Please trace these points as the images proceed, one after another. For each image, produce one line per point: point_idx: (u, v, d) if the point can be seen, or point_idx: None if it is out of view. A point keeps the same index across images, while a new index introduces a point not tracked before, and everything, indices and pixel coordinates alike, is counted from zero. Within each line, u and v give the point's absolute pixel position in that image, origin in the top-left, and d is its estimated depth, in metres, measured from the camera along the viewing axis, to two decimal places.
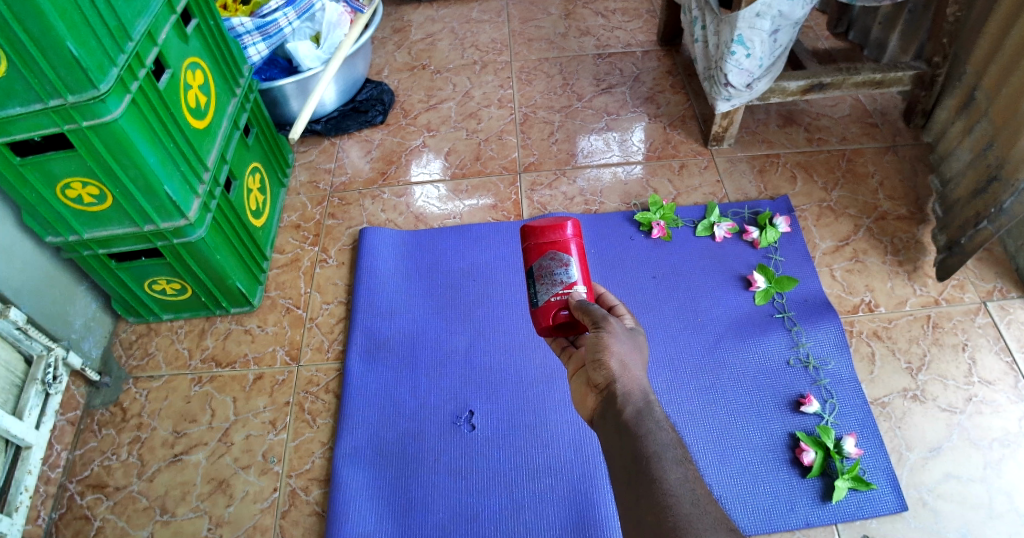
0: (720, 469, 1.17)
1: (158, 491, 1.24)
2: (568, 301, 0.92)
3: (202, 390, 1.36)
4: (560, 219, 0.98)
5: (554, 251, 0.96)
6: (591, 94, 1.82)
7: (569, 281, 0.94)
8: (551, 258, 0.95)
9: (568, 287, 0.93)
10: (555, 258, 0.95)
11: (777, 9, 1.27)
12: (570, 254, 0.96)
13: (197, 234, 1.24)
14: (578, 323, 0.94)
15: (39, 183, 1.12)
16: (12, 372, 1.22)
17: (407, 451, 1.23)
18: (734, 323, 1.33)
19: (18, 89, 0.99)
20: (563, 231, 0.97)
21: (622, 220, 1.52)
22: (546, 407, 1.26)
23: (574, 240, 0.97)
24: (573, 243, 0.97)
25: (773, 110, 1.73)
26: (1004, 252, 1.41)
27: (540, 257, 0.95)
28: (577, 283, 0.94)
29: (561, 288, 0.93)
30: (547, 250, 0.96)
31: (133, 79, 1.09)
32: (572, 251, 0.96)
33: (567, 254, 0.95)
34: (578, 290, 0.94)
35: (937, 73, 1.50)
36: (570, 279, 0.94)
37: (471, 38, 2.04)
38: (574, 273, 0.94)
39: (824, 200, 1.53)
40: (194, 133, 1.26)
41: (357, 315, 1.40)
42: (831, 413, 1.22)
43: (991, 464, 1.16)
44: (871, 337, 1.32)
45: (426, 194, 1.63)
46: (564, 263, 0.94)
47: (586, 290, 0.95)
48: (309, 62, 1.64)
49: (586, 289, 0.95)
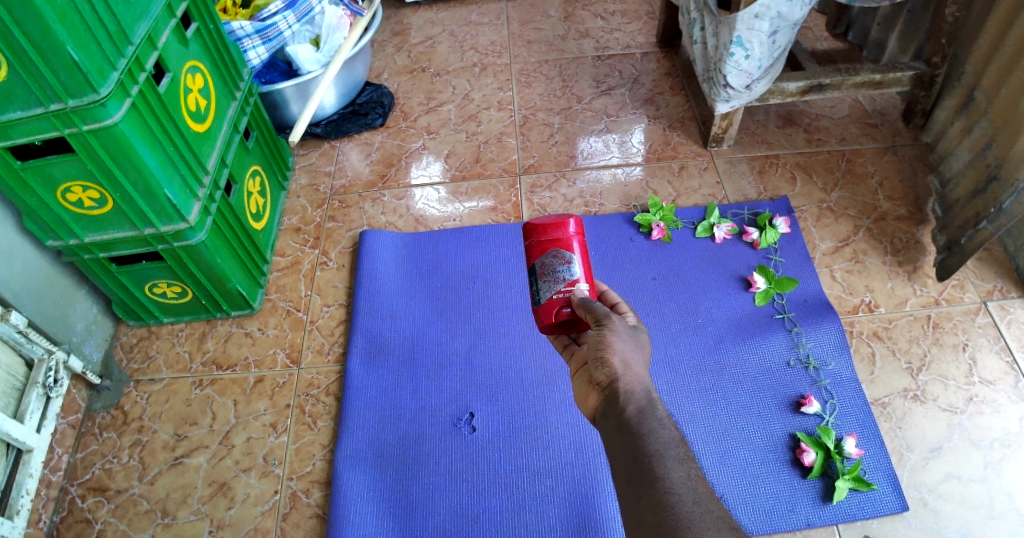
0: (720, 470, 1.17)
1: (159, 494, 1.24)
2: (571, 299, 0.93)
3: (202, 393, 1.36)
4: (562, 217, 0.98)
5: (556, 249, 0.96)
6: (590, 96, 1.82)
7: (570, 278, 0.94)
8: (553, 255, 0.96)
9: (571, 285, 0.94)
10: (558, 255, 0.95)
11: (776, 10, 1.27)
12: (572, 252, 0.96)
13: (198, 237, 1.25)
14: (580, 321, 0.94)
15: (39, 187, 1.12)
16: (12, 376, 1.22)
17: (407, 453, 1.23)
18: (734, 324, 1.34)
19: (18, 93, 1.00)
20: (565, 228, 0.97)
21: (621, 221, 1.52)
22: (546, 408, 1.26)
23: (576, 238, 0.97)
24: (575, 241, 0.97)
25: (772, 111, 1.73)
26: (1004, 252, 1.41)
27: (543, 255, 0.96)
28: (579, 281, 0.94)
29: (564, 285, 0.93)
30: (549, 247, 0.96)
31: (133, 83, 1.10)
32: (574, 248, 0.96)
33: (570, 251, 0.96)
34: (581, 287, 0.94)
35: (937, 74, 1.50)
36: (572, 277, 0.94)
37: (470, 40, 2.04)
38: (576, 270, 0.94)
39: (824, 200, 1.53)
40: (194, 136, 1.26)
41: (357, 317, 1.41)
42: (831, 413, 1.22)
43: (992, 464, 1.16)
44: (871, 337, 1.32)
45: (426, 197, 1.63)
46: (567, 261, 0.95)
47: (588, 287, 0.95)
48: (309, 65, 1.65)
49: (588, 287, 0.95)
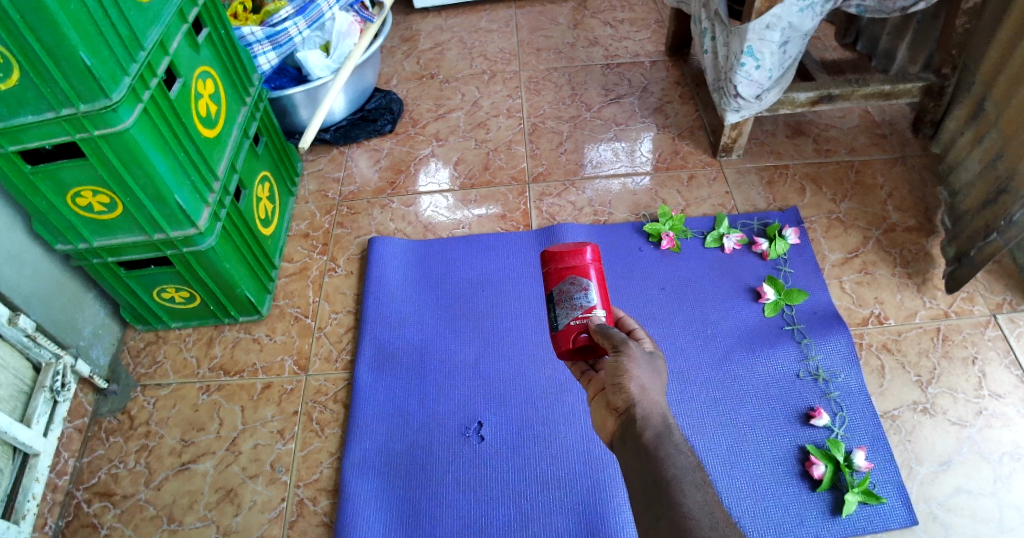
0: (731, 482, 1.17)
1: (165, 500, 1.24)
2: (589, 324, 0.92)
3: (210, 398, 1.35)
4: (579, 245, 0.99)
5: (573, 276, 0.96)
6: (599, 104, 1.82)
7: (588, 305, 0.94)
8: (570, 282, 0.96)
9: (589, 311, 0.93)
10: (575, 282, 0.96)
11: (787, 20, 1.28)
12: (589, 278, 0.96)
13: (207, 243, 1.25)
14: (597, 347, 0.93)
15: (50, 191, 1.13)
16: (20, 380, 1.22)
17: (415, 462, 1.23)
18: (744, 336, 1.33)
19: (30, 97, 1.00)
20: (582, 256, 0.97)
21: (630, 231, 1.52)
22: (555, 419, 1.25)
23: (593, 266, 0.97)
24: (592, 268, 0.97)
25: (781, 120, 1.73)
26: (1014, 264, 1.41)
27: (560, 282, 0.96)
28: (597, 307, 0.94)
29: (582, 311, 0.93)
30: (566, 275, 0.96)
31: (145, 89, 1.10)
32: (591, 275, 0.96)
33: (586, 278, 0.96)
34: (598, 313, 0.94)
35: (946, 84, 1.50)
36: (589, 303, 0.94)
37: (479, 47, 2.04)
38: (593, 297, 0.95)
39: (833, 211, 1.53)
40: (204, 142, 1.26)
41: (366, 326, 1.40)
42: (841, 426, 1.21)
43: (1001, 478, 1.15)
44: (880, 349, 1.31)
45: (435, 204, 1.63)
46: (584, 287, 0.95)
47: (605, 313, 0.95)
48: (320, 71, 1.65)
49: (605, 312, 0.95)
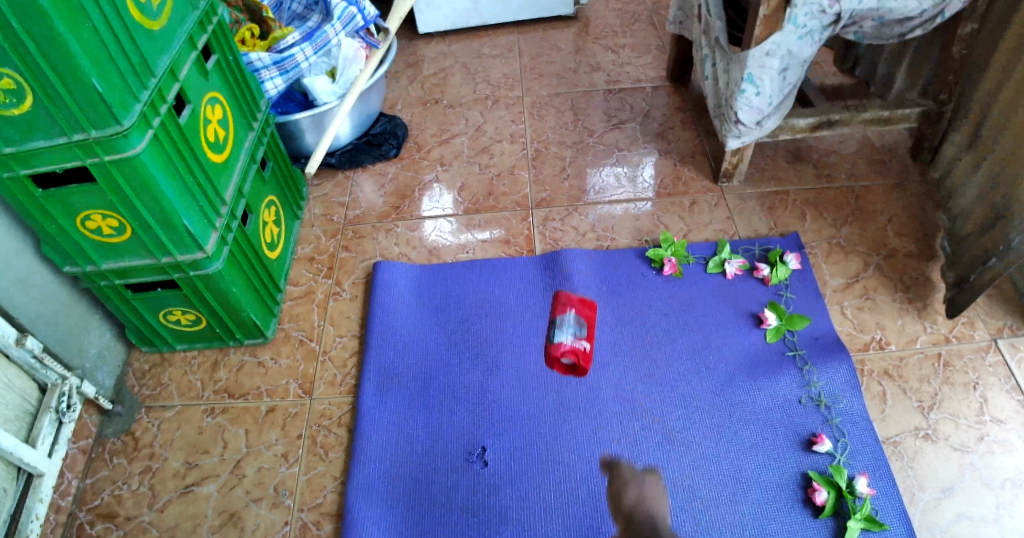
0: (733, 508, 1.17)
1: (168, 523, 1.24)
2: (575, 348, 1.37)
3: (214, 421, 1.36)
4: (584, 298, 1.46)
5: (573, 313, 1.43)
6: (601, 129, 1.84)
7: (577, 334, 1.39)
8: (570, 316, 1.42)
9: (577, 339, 1.38)
10: (572, 318, 1.42)
11: (786, 48, 1.31)
12: (582, 318, 1.42)
13: (214, 267, 1.26)
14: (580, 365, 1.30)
15: (60, 215, 1.14)
16: (26, 400, 1.23)
17: (419, 487, 1.23)
18: (746, 361, 1.34)
19: (42, 123, 1.02)
20: (582, 304, 1.44)
21: (633, 256, 1.53)
22: (558, 443, 1.26)
23: (587, 310, 1.44)
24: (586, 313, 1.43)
25: (781, 146, 1.75)
26: (1013, 289, 1.42)
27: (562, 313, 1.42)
28: (583, 338, 1.39)
29: (572, 338, 1.38)
30: (568, 310, 1.43)
31: (156, 115, 1.11)
32: (584, 317, 1.42)
33: (581, 318, 1.42)
34: (583, 342, 1.38)
35: (944, 110, 1.52)
36: (578, 333, 1.39)
37: (483, 72, 2.07)
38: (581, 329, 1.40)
39: (834, 237, 1.54)
40: (212, 167, 1.28)
41: (371, 350, 1.41)
42: (842, 452, 1.21)
43: (1004, 505, 1.16)
44: (881, 376, 1.32)
45: (439, 229, 1.65)
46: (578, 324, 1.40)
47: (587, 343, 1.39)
48: (326, 97, 1.67)
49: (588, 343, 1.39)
